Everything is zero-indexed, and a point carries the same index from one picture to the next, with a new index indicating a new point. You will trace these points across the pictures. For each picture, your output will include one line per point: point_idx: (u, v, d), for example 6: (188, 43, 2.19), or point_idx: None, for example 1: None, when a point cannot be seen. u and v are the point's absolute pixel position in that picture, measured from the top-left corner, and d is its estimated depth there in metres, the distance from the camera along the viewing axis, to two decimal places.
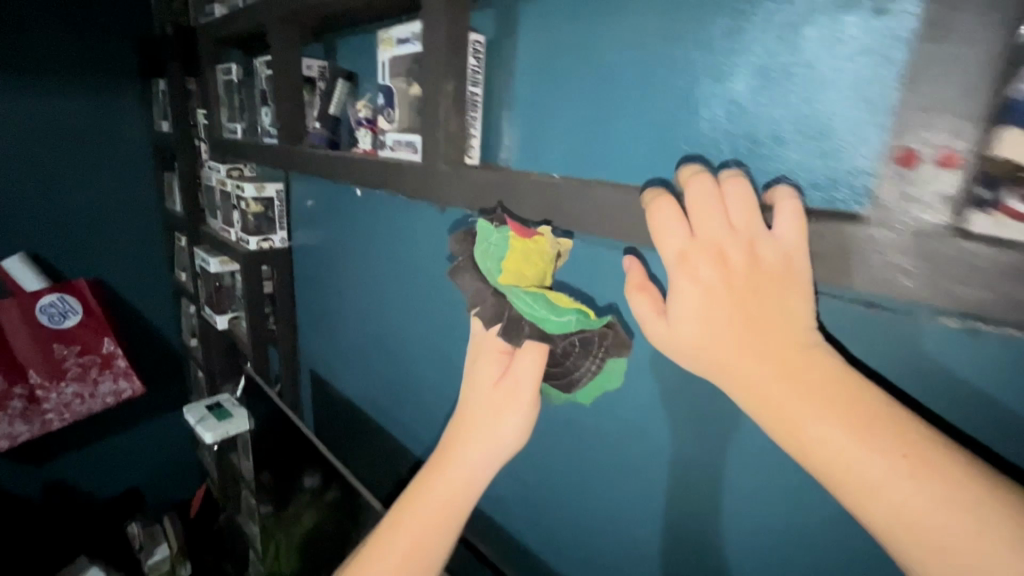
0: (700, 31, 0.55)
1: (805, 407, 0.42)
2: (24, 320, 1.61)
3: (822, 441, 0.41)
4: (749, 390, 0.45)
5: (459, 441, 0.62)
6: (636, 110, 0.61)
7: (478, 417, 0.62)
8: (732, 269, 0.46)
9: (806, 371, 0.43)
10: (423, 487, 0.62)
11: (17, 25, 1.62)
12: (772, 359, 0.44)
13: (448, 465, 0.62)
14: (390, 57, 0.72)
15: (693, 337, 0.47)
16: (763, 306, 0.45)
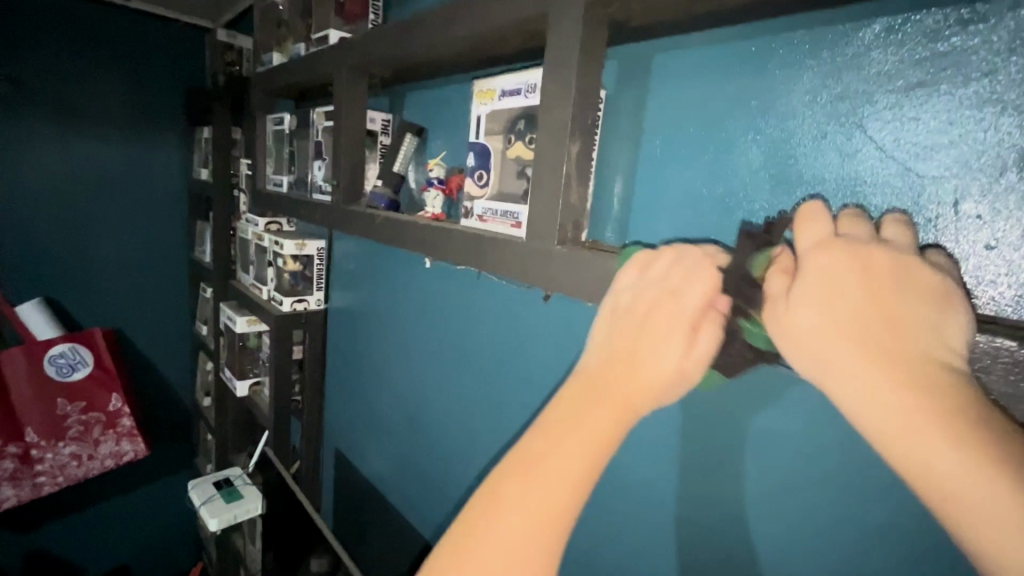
0: (961, 86, 0.37)
1: (968, 458, 0.27)
2: (29, 370, 1.44)
3: (958, 481, 0.27)
4: (871, 401, 0.30)
5: (569, 428, 0.36)
6: (839, 192, 0.43)
7: (603, 397, 0.37)
8: (875, 257, 0.33)
9: (974, 416, 0.28)
10: (499, 497, 0.35)
11: (72, 69, 1.59)
12: (919, 371, 0.30)
13: (543, 465, 0.35)
14: (489, 111, 0.62)
15: (801, 321, 0.34)
16: (914, 309, 0.32)
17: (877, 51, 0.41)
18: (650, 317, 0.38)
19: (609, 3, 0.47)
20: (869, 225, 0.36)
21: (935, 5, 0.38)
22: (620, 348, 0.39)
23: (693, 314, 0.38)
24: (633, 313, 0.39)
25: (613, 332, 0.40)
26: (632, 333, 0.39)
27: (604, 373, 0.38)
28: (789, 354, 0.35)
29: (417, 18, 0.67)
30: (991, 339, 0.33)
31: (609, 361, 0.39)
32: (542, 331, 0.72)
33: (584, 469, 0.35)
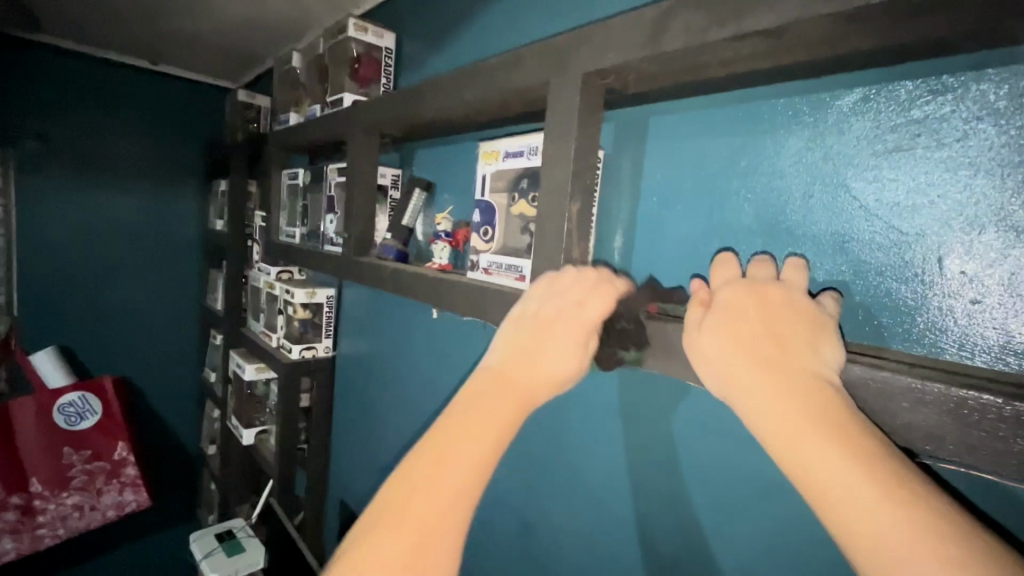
0: (935, 150, 0.40)
1: (813, 431, 0.33)
2: (39, 419, 1.44)
3: (816, 465, 0.32)
4: (756, 402, 0.36)
5: (476, 416, 0.42)
6: (829, 247, 0.45)
7: (508, 388, 0.45)
8: (768, 293, 0.41)
9: (829, 404, 0.34)
10: (411, 481, 0.39)
11: (101, 129, 1.68)
12: (794, 378, 0.36)
13: (453, 447, 0.40)
14: (493, 171, 0.66)
15: (706, 342, 0.40)
16: (799, 329, 0.38)
17: (856, 118, 0.44)
18: (553, 329, 0.47)
19: (606, 74, 0.50)
20: (768, 270, 0.44)
21: (907, 76, 0.41)
22: (524, 352, 0.47)
23: (587, 333, 0.47)
24: (538, 323, 0.48)
25: (517, 336, 0.48)
26: (536, 340, 0.47)
27: (511, 370, 0.46)
28: (701, 371, 0.41)
29: (427, 84, 0.72)
30: (930, 383, 0.33)
31: (515, 361, 0.47)
32: None
33: (488, 451, 0.41)
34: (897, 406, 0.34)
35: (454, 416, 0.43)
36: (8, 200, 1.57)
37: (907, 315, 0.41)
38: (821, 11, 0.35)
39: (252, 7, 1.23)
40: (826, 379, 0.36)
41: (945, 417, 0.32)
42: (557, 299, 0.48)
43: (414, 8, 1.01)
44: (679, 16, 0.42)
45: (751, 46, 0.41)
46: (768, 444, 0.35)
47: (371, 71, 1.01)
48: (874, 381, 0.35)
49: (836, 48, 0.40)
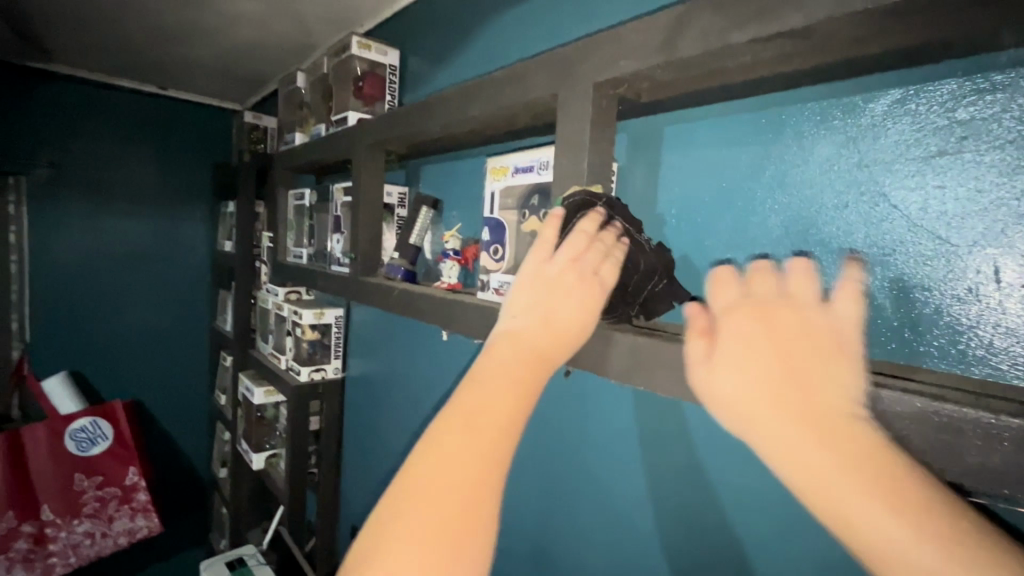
0: (985, 153, 0.37)
1: (835, 466, 0.30)
2: (51, 446, 1.43)
3: (865, 518, 0.29)
4: (782, 447, 0.32)
5: (483, 405, 0.37)
6: (869, 261, 0.42)
7: (522, 364, 0.40)
8: (776, 315, 0.36)
9: (849, 435, 0.31)
10: (406, 495, 0.33)
11: (111, 154, 1.69)
12: (821, 420, 0.32)
13: (454, 446, 0.35)
14: (502, 187, 0.63)
15: (713, 366, 0.36)
16: (811, 349, 0.34)
17: (893, 121, 0.40)
18: (570, 288, 0.43)
19: (619, 83, 0.48)
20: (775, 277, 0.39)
21: (950, 75, 0.38)
22: (536, 315, 0.42)
23: (601, 285, 0.44)
24: (552, 282, 0.43)
25: (528, 300, 0.43)
26: (551, 300, 0.43)
27: (528, 340, 0.41)
28: (711, 409, 0.37)
29: (432, 100, 0.70)
30: (1007, 418, 0.29)
31: (529, 328, 0.42)
32: (564, 402, 0.70)
33: (501, 439, 0.36)
34: (968, 444, 0.30)
35: (450, 414, 0.37)
36: (20, 226, 1.57)
37: (966, 334, 0.38)
38: (855, 7, 0.32)
39: (257, 29, 1.23)
40: (852, 414, 0.32)
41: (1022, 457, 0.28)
42: (574, 258, 0.44)
43: (417, 24, 0.99)
44: (696, 19, 0.40)
45: (776, 48, 0.38)
46: (799, 492, 0.31)
47: (375, 89, 1.00)
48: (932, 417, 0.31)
49: (870, 47, 0.37)
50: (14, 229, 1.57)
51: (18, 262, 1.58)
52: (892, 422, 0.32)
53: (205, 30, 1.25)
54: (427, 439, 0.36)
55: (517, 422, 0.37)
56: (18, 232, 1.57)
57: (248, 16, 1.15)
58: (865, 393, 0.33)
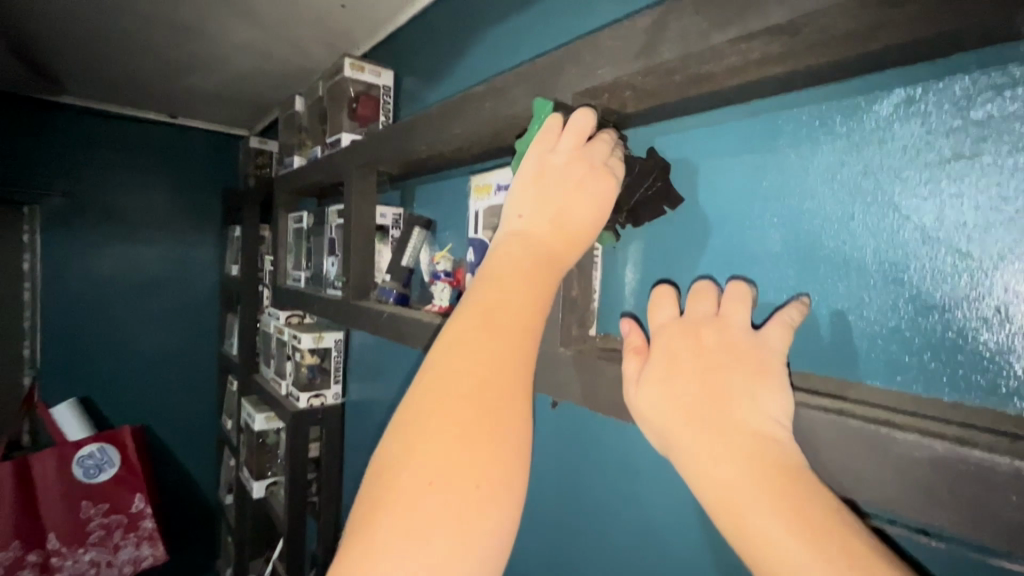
0: (1006, 156, 0.32)
1: (753, 498, 0.30)
2: (59, 473, 1.42)
3: (758, 535, 0.29)
4: (693, 466, 0.33)
5: (499, 304, 0.35)
6: (879, 278, 0.37)
7: (537, 263, 0.38)
8: (702, 335, 0.37)
9: (767, 463, 0.30)
10: (431, 399, 0.32)
11: (123, 183, 1.72)
12: (728, 440, 0.32)
13: (476, 345, 0.33)
14: (486, 206, 0.60)
15: (651, 396, 0.36)
16: (736, 377, 0.34)
17: (899, 124, 0.36)
18: (583, 181, 0.41)
19: (598, 93, 0.45)
20: (711, 302, 0.40)
21: (961, 71, 0.34)
22: (550, 213, 0.40)
23: (615, 177, 0.42)
24: (563, 177, 0.41)
25: (537, 199, 0.40)
26: (564, 197, 0.40)
27: (544, 241, 0.39)
28: (641, 427, 0.37)
29: (417, 119, 0.68)
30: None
31: (542, 228, 0.40)
32: (557, 433, 0.66)
33: (523, 335, 0.35)
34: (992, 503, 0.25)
35: (466, 317, 0.35)
36: (34, 254, 1.60)
37: (997, 364, 0.33)
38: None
39: (258, 57, 1.24)
40: (764, 435, 0.31)
41: None
42: (580, 153, 0.42)
43: (411, 44, 0.99)
44: (675, 21, 0.37)
45: (763, 48, 0.35)
46: (712, 510, 0.32)
47: (369, 110, 0.99)
48: (943, 464, 0.25)
49: (866, 45, 0.34)
50: (27, 257, 1.60)
51: (31, 290, 1.61)
52: (901, 473, 0.27)
53: (207, 60, 1.27)
54: (446, 342, 0.34)
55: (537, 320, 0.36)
56: (31, 261, 1.60)
57: (248, 43, 1.16)
58: (869, 435, 0.28)
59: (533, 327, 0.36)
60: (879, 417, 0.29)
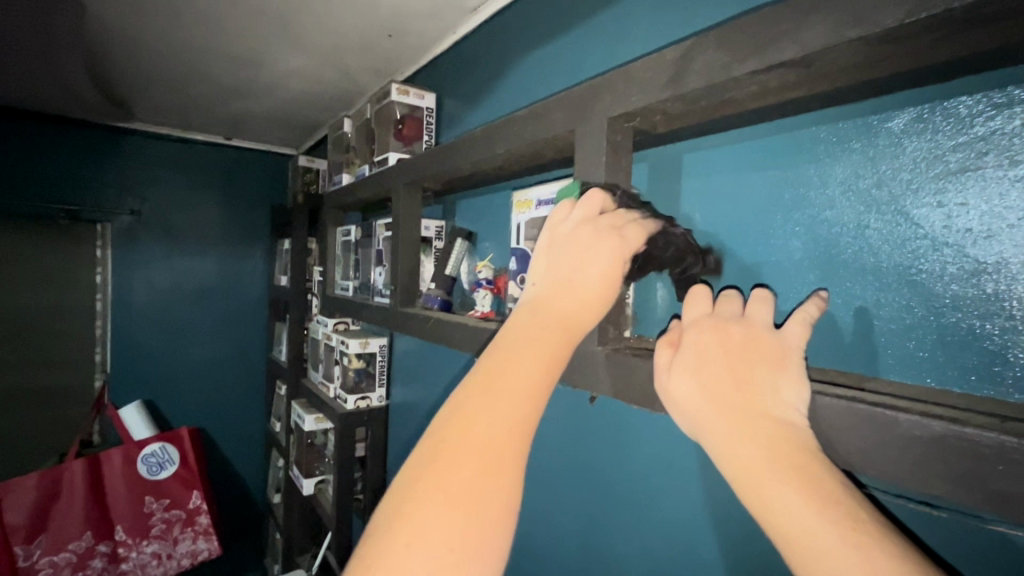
0: (1007, 169, 0.36)
1: (769, 467, 0.34)
2: (124, 471, 1.51)
3: (772, 505, 0.33)
4: (718, 442, 0.37)
5: (505, 361, 0.40)
6: (894, 281, 0.41)
7: (546, 323, 0.43)
8: (729, 331, 0.41)
9: (785, 441, 0.34)
10: (439, 451, 0.35)
11: (184, 201, 1.87)
12: (750, 421, 0.36)
13: (481, 400, 0.37)
14: (527, 219, 0.66)
15: (681, 384, 0.40)
16: (761, 366, 0.38)
17: (910, 140, 0.40)
18: (591, 246, 0.46)
19: (632, 117, 0.50)
20: (738, 305, 0.44)
21: (966, 91, 0.37)
22: (560, 277, 0.46)
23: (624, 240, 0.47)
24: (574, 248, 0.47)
25: (551, 267, 0.47)
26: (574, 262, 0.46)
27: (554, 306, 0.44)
28: (672, 412, 0.42)
29: (462, 139, 0.74)
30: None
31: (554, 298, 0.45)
32: (588, 431, 0.70)
33: (528, 390, 0.38)
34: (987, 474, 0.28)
35: (476, 374, 0.40)
36: (105, 268, 1.75)
37: (1005, 358, 0.36)
38: (848, 35, 0.33)
39: (310, 83, 1.34)
40: (785, 419, 0.35)
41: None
42: (591, 219, 0.48)
43: (452, 69, 1.06)
44: (699, 54, 0.41)
45: (780, 77, 0.39)
46: (733, 482, 0.36)
47: (414, 131, 1.06)
48: (941, 440, 0.29)
49: (875, 71, 0.38)
50: (100, 271, 1.75)
51: (102, 300, 1.76)
52: (907, 451, 0.31)
53: (263, 87, 1.38)
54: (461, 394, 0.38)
55: (545, 377, 0.40)
56: (103, 274, 1.75)
57: (302, 71, 1.26)
58: (879, 419, 0.32)
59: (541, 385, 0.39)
60: (889, 403, 0.33)
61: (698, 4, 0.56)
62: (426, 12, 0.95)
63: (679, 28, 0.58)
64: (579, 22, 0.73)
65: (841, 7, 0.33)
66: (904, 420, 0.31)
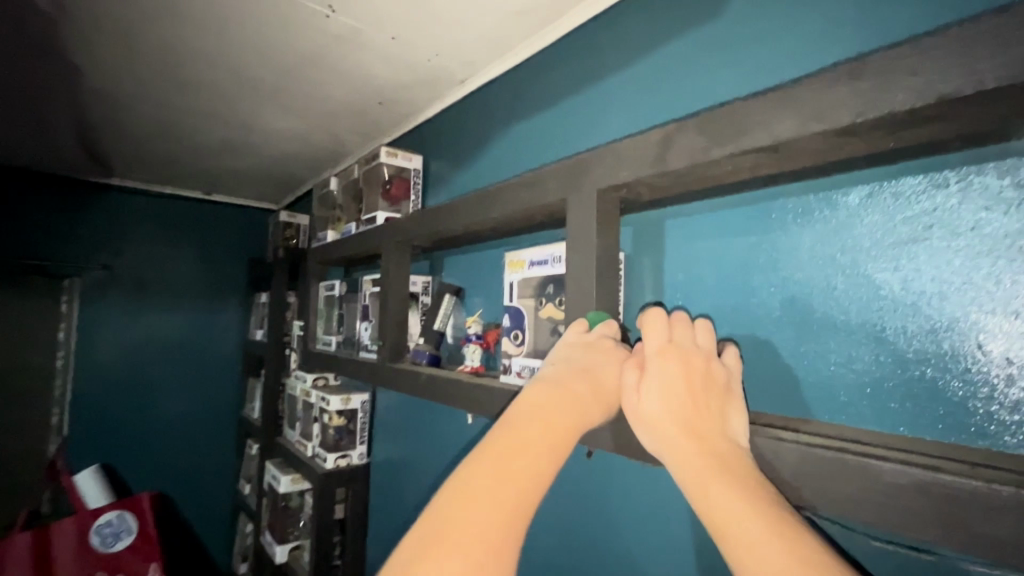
0: (949, 240, 0.41)
1: (731, 471, 0.38)
2: (77, 546, 1.39)
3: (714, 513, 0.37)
4: (681, 449, 0.42)
5: (518, 450, 0.40)
6: (863, 337, 0.45)
7: (561, 413, 0.44)
8: (692, 360, 0.46)
9: (733, 457, 0.40)
10: (436, 540, 0.34)
11: (158, 255, 1.84)
12: (703, 442, 0.41)
13: (485, 495, 0.37)
14: (519, 278, 0.69)
15: (652, 401, 0.45)
16: (715, 396, 0.45)
17: (866, 212, 0.45)
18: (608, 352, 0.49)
19: (619, 188, 0.54)
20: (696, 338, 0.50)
21: (909, 173, 0.43)
22: (581, 370, 0.48)
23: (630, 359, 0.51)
24: (593, 349, 0.50)
25: (568, 364, 0.48)
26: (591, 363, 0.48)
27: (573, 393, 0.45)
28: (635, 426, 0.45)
29: (455, 202, 0.78)
30: (999, 486, 0.29)
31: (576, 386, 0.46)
32: (579, 487, 0.70)
33: (527, 489, 0.38)
34: (968, 518, 0.30)
35: (486, 452, 0.40)
36: (70, 324, 1.69)
37: (968, 406, 0.40)
38: (811, 129, 0.38)
39: (296, 143, 1.38)
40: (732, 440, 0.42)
41: (1010, 530, 0.29)
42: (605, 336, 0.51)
43: (438, 134, 1.11)
44: (681, 137, 0.47)
45: (752, 159, 0.44)
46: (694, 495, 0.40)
47: (401, 190, 1.10)
48: (919, 479, 0.32)
49: (835, 155, 0.43)
50: (63, 327, 1.69)
51: (64, 359, 1.68)
52: (891, 498, 0.34)
53: (250, 144, 1.41)
54: (465, 469, 0.39)
55: (540, 483, 0.39)
56: (67, 331, 1.69)
57: (290, 133, 1.30)
58: (862, 468, 0.35)
59: (536, 489, 0.39)
60: (869, 453, 0.36)
61: (675, 89, 0.63)
62: (417, 83, 1.01)
63: (659, 109, 0.64)
64: (562, 99, 0.79)
65: (804, 105, 0.39)
66: (884, 470, 0.34)
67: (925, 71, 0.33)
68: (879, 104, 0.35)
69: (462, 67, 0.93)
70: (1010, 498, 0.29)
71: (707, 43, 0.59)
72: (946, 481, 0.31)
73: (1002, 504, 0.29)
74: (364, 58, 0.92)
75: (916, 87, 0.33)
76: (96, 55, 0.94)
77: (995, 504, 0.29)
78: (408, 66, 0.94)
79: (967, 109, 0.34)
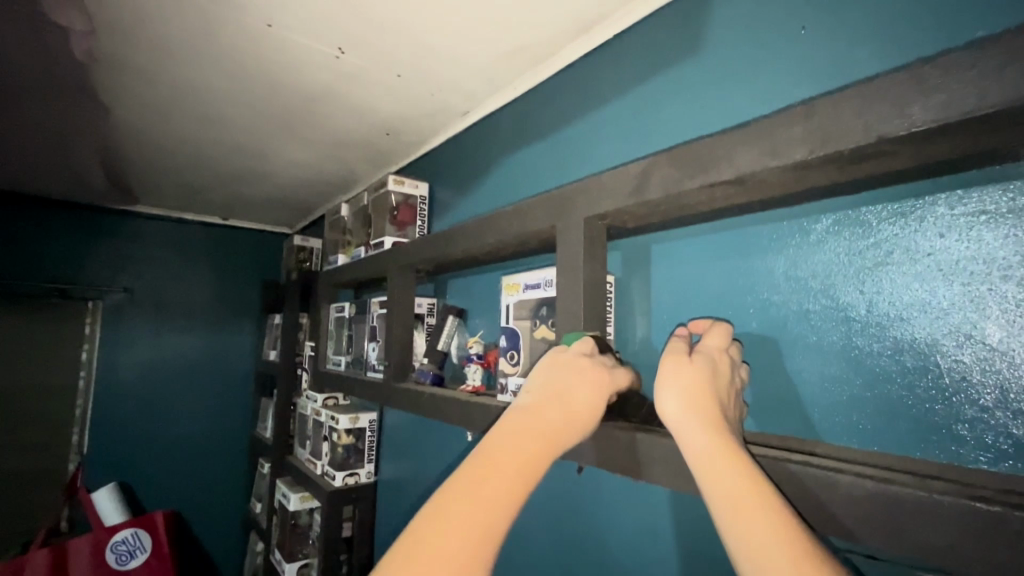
0: (908, 264, 0.44)
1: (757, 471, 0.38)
2: (93, 561, 1.43)
3: (724, 496, 0.37)
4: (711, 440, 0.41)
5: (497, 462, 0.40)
6: (834, 355, 0.47)
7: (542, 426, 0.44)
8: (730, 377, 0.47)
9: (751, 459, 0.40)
10: (416, 550, 0.35)
11: (178, 278, 1.91)
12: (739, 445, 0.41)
13: (461, 508, 0.37)
14: (515, 301, 0.72)
15: (698, 391, 0.44)
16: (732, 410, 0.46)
17: (833, 239, 0.48)
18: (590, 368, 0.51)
19: (604, 217, 0.58)
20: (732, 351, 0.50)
21: (869, 202, 0.46)
22: (562, 385, 0.49)
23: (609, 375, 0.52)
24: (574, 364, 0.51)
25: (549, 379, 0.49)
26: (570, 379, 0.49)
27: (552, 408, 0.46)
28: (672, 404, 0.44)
29: (455, 228, 0.82)
30: (940, 495, 0.32)
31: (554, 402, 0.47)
32: (576, 503, 0.72)
33: (504, 499, 0.38)
34: (915, 526, 0.33)
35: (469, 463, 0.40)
36: (92, 344, 1.76)
37: (931, 422, 0.42)
38: (769, 164, 0.42)
39: (309, 172, 1.45)
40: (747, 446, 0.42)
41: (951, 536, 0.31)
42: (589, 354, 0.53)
43: (442, 162, 1.17)
44: (657, 170, 0.50)
45: (722, 190, 0.48)
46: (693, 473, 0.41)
47: (407, 216, 1.15)
48: (874, 489, 0.35)
49: (798, 186, 0.46)
50: (86, 348, 1.75)
51: (85, 378, 1.74)
52: (849, 508, 0.36)
53: (265, 173, 1.47)
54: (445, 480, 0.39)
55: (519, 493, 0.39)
56: (89, 351, 1.75)
57: (303, 163, 1.37)
58: (822, 480, 0.37)
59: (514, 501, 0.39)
60: (830, 466, 0.39)
61: (660, 124, 0.67)
62: (422, 115, 1.06)
63: (648, 140, 0.68)
64: (556, 131, 0.84)
65: (764, 143, 0.42)
66: (841, 482, 0.36)
67: (866, 114, 0.36)
68: (828, 143, 0.38)
69: (463, 101, 0.99)
70: (948, 507, 0.31)
71: (690, 80, 0.63)
72: (894, 491, 0.34)
73: (943, 512, 0.32)
74: (372, 94, 0.98)
75: (859, 128, 0.37)
76: (125, 95, 1.01)
77: (936, 511, 0.32)
78: (412, 100, 1.00)
79: (906, 147, 0.37)
